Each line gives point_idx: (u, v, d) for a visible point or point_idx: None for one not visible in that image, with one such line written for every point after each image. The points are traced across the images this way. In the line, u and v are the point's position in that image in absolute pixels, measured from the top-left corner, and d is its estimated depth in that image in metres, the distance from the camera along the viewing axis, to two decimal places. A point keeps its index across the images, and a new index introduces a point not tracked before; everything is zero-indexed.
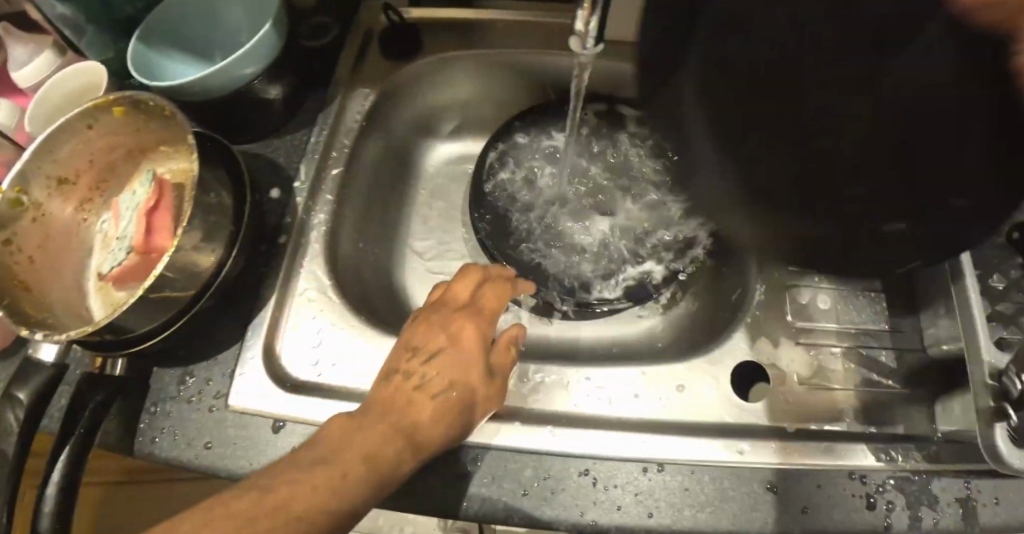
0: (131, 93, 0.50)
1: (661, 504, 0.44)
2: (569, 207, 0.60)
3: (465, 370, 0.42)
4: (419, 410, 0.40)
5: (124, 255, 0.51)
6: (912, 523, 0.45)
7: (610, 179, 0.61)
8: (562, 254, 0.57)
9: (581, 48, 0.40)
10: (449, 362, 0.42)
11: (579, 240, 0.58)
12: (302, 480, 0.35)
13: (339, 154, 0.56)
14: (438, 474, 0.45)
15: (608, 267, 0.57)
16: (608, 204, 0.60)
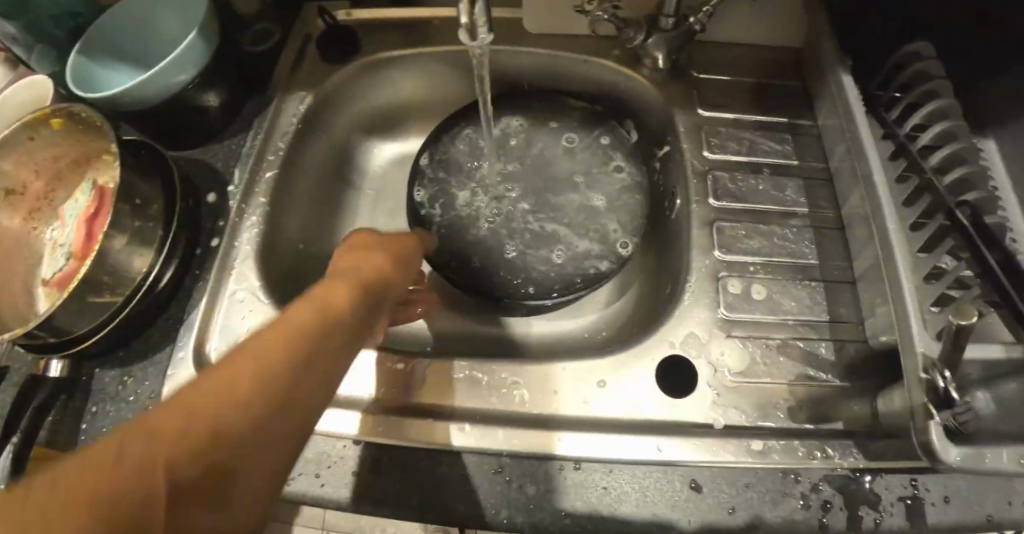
0: (65, 105, 0.51)
1: (579, 502, 0.43)
2: (511, 199, 0.59)
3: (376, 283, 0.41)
4: (337, 301, 0.36)
5: (64, 261, 0.53)
6: (852, 523, 0.43)
7: (553, 169, 0.60)
8: (504, 247, 0.56)
9: (472, 40, 0.40)
10: (351, 274, 0.40)
11: (523, 231, 0.57)
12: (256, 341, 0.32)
13: (274, 157, 0.57)
14: (350, 471, 0.45)
15: (554, 256, 0.55)
16: (551, 192, 0.58)
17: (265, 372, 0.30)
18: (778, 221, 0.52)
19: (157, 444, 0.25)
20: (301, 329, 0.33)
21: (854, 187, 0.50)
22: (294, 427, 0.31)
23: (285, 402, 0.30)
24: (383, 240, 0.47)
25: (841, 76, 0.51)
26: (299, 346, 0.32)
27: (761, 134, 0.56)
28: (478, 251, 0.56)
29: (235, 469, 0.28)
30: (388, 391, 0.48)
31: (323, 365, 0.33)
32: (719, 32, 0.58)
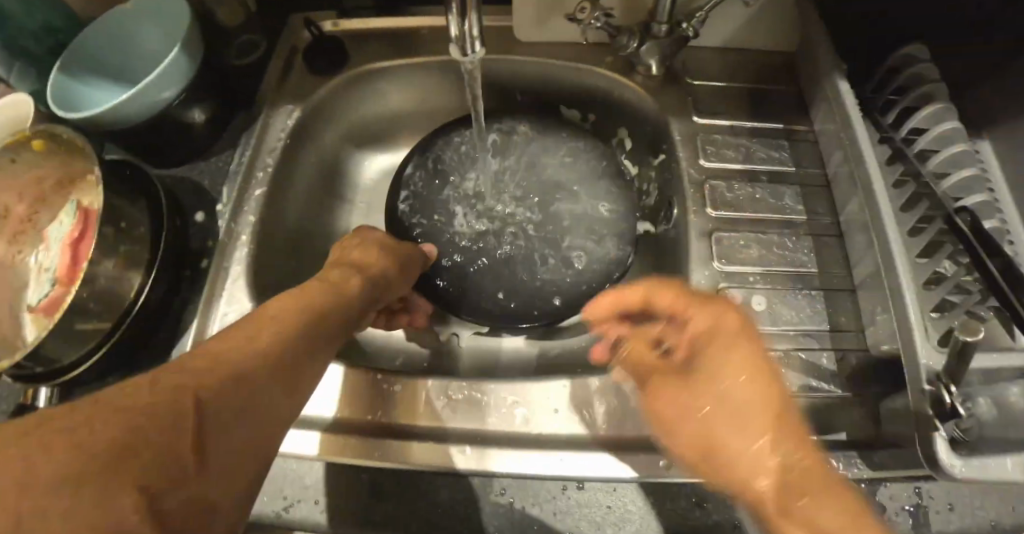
0: (46, 127, 0.50)
1: (584, 523, 0.42)
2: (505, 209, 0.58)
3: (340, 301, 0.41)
4: (293, 308, 0.37)
5: (50, 287, 0.52)
6: None
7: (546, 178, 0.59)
8: (500, 258, 0.55)
9: (463, 56, 0.39)
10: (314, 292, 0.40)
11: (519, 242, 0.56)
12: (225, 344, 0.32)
13: (262, 174, 0.55)
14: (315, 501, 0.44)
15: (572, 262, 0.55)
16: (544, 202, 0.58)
17: (236, 374, 0.30)
18: (776, 230, 0.52)
19: (137, 423, 0.25)
20: (265, 346, 0.33)
21: (854, 194, 0.49)
22: (264, 419, 0.31)
23: (250, 401, 0.30)
24: (352, 254, 0.47)
25: (836, 80, 0.51)
26: (258, 355, 0.32)
27: (758, 141, 0.55)
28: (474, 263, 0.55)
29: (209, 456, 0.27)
30: (383, 413, 0.47)
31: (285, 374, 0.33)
32: (713, 36, 0.58)
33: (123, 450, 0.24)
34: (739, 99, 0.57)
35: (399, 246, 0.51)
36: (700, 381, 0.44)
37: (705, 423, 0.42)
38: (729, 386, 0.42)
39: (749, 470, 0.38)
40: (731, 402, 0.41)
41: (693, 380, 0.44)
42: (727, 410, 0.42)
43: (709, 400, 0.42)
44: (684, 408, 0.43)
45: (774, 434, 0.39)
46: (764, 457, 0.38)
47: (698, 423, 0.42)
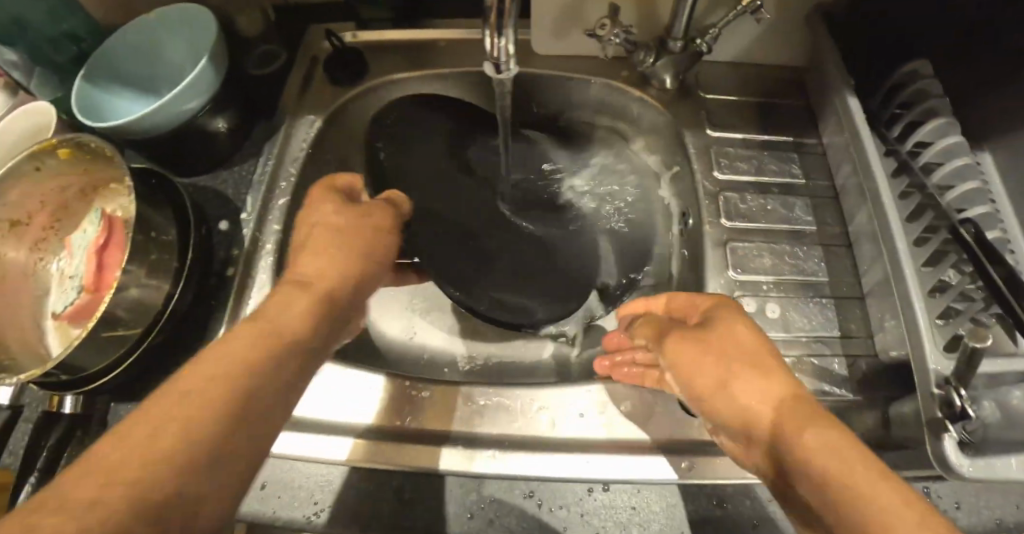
0: (72, 136, 0.51)
1: (609, 524, 0.44)
2: (503, 224, 0.62)
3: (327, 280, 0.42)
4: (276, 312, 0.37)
5: (76, 294, 0.53)
6: None
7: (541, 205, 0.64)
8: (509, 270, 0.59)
9: (497, 72, 0.41)
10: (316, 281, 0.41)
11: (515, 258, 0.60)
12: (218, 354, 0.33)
13: (286, 184, 0.56)
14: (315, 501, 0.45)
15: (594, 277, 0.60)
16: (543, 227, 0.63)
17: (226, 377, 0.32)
18: (788, 239, 0.54)
19: (183, 441, 0.28)
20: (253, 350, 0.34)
21: (863, 205, 0.51)
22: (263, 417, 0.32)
23: (274, 393, 0.34)
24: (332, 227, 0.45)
25: (846, 97, 0.52)
26: (268, 344, 0.35)
27: (768, 154, 0.57)
28: (476, 271, 0.59)
29: (248, 450, 0.31)
30: (412, 420, 0.48)
31: (298, 357, 0.36)
32: (724, 51, 0.60)
33: (178, 465, 0.28)
34: (750, 113, 0.59)
35: (367, 208, 0.48)
36: (712, 338, 0.40)
37: (730, 395, 0.37)
38: (735, 332, 0.39)
39: (753, 426, 0.36)
40: (695, 353, 0.39)
41: (707, 335, 0.40)
42: (710, 375, 0.38)
43: (701, 350, 0.39)
44: (694, 382, 0.39)
45: (754, 397, 0.36)
46: (764, 421, 0.35)
47: (678, 371, 0.40)
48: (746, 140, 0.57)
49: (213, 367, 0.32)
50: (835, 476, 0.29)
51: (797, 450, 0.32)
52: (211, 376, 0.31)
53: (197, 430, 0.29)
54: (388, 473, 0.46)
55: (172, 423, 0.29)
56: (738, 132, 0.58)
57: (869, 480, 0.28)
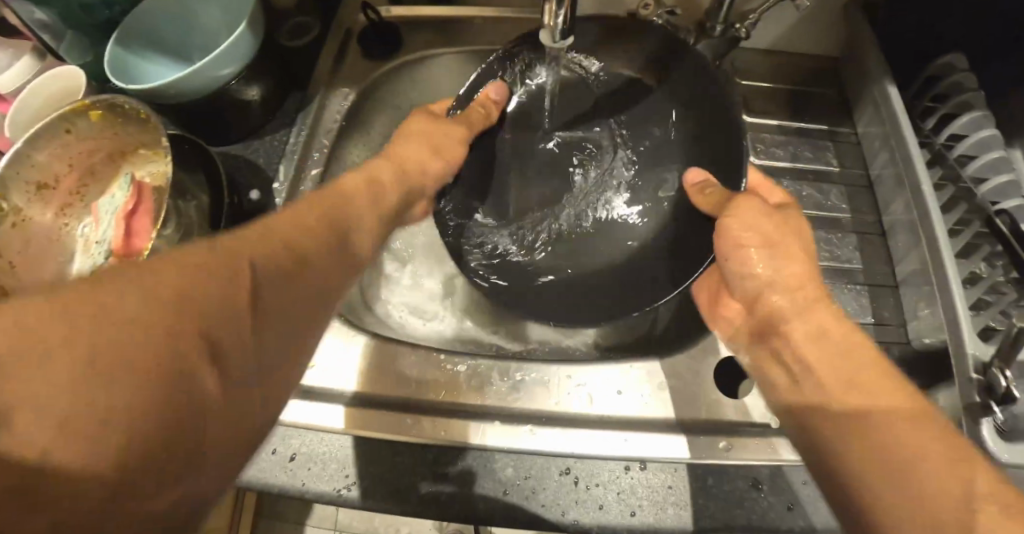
0: (107, 97, 0.50)
1: (645, 503, 0.43)
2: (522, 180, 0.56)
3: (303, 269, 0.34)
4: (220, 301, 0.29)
5: (105, 259, 0.52)
6: None
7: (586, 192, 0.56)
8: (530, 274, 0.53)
9: (553, 42, 0.40)
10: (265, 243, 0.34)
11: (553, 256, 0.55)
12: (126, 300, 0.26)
13: (319, 154, 0.56)
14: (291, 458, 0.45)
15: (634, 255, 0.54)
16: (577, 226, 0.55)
17: (115, 366, 0.24)
18: (820, 226, 0.54)
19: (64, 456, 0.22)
20: (171, 313, 0.26)
21: (899, 194, 0.51)
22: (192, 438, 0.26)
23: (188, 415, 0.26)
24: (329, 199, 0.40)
25: (885, 84, 0.53)
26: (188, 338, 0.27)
27: (803, 141, 0.57)
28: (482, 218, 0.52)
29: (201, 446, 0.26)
30: (447, 392, 0.48)
31: (269, 342, 0.31)
32: (761, 38, 0.59)
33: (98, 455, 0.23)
34: (784, 101, 0.59)
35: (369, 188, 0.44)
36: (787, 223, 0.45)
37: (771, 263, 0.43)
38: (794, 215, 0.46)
39: (760, 298, 0.44)
40: (766, 250, 0.43)
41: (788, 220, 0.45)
42: (758, 242, 0.44)
43: (768, 226, 0.44)
44: (739, 243, 0.44)
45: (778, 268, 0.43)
46: (787, 301, 0.42)
47: (736, 230, 0.44)
48: (780, 125, 0.57)
49: (125, 308, 0.25)
50: (848, 381, 0.37)
51: (817, 351, 0.39)
52: (141, 324, 0.25)
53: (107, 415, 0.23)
54: (426, 446, 0.45)
55: (40, 324, 0.24)
56: (772, 119, 0.58)
57: (877, 394, 0.35)
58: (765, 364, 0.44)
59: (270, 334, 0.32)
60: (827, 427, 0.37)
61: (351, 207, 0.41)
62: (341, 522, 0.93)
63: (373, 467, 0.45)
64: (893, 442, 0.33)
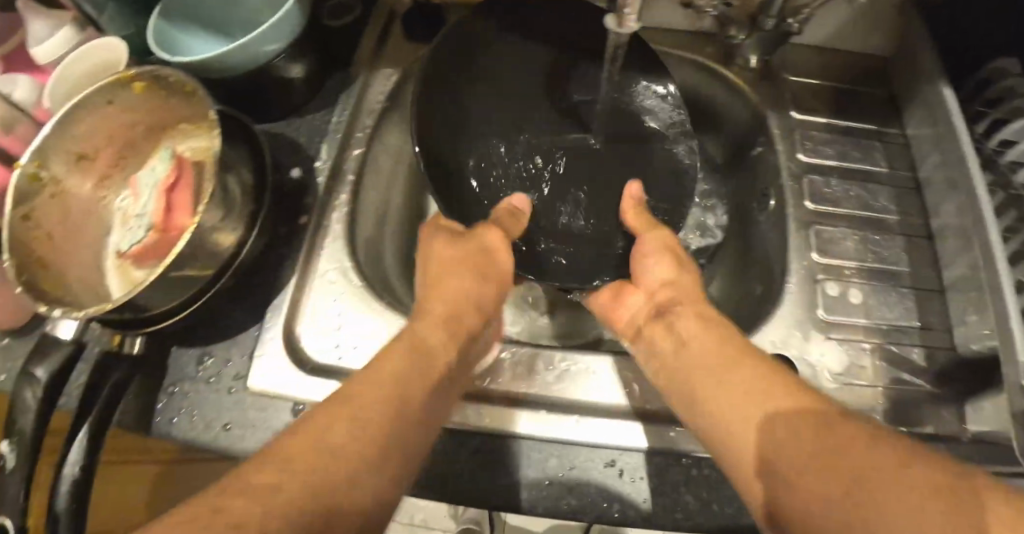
0: (152, 68, 0.49)
1: (688, 499, 0.43)
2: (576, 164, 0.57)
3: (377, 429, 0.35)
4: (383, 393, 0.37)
5: (144, 233, 0.51)
6: None
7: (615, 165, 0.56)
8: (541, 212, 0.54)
9: (619, 26, 0.40)
10: (342, 401, 0.36)
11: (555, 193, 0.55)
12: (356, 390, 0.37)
13: (361, 136, 0.56)
14: None
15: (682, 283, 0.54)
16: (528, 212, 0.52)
17: (345, 436, 0.34)
18: (867, 227, 0.53)
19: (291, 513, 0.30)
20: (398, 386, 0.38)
21: (950, 198, 0.51)
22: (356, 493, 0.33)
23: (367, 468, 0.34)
24: (399, 355, 0.40)
25: (939, 86, 0.52)
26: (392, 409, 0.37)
27: (851, 140, 0.56)
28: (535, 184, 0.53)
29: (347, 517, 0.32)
30: (492, 379, 0.47)
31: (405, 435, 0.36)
32: (811, 34, 0.59)
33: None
34: (832, 98, 0.58)
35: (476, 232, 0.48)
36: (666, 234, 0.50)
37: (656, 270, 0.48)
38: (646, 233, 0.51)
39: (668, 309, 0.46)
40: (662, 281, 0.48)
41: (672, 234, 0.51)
42: (662, 250, 0.49)
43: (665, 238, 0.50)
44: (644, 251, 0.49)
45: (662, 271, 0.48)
46: (674, 295, 0.47)
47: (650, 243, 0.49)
48: (828, 123, 0.57)
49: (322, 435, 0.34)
50: (799, 441, 0.33)
51: (702, 338, 0.42)
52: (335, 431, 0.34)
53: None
54: (469, 432, 0.45)
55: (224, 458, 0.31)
56: (820, 116, 0.57)
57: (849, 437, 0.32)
58: (652, 338, 0.45)
59: (356, 480, 0.33)
60: (779, 444, 0.34)
61: (435, 358, 0.41)
62: None
63: None
64: (883, 492, 0.28)
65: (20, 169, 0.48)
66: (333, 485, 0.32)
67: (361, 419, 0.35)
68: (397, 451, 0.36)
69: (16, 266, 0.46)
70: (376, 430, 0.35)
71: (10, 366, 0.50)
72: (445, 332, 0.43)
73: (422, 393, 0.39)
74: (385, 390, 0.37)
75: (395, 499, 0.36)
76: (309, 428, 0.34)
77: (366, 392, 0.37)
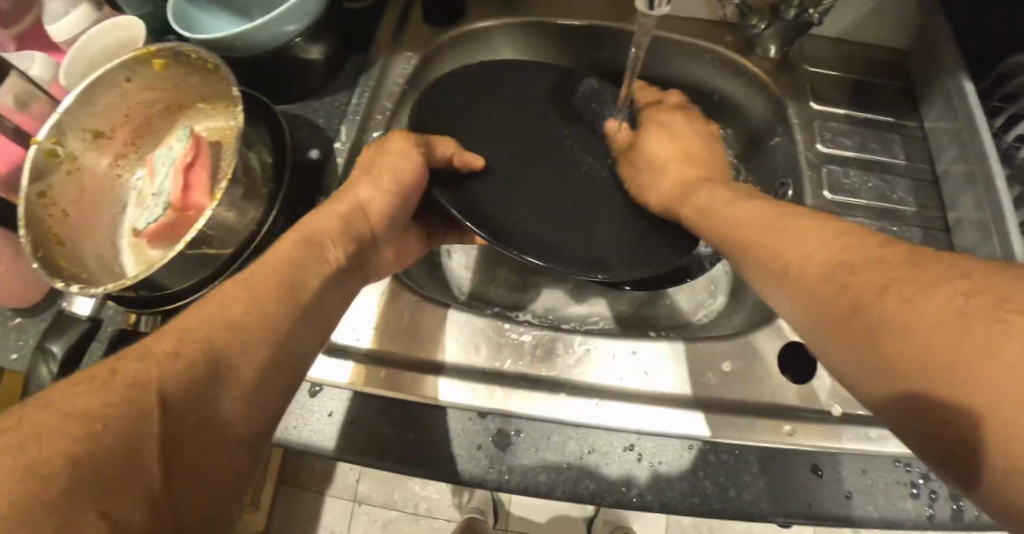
0: (172, 45, 0.48)
1: (707, 484, 0.43)
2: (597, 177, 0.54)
3: (262, 323, 0.33)
4: (265, 290, 0.35)
5: (161, 211, 0.51)
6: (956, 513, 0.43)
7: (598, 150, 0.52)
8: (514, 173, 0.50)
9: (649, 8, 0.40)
10: (207, 310, 0.33)
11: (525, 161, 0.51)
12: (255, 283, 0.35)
13: (380, 118, 0.56)
14: (347, 420, 0.45)
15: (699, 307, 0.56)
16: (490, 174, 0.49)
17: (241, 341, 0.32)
18: (886, 218, 0.53)
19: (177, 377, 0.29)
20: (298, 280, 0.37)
21: (969, 191, 0.51)
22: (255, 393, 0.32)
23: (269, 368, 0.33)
24: (269, 266, 0.37)
25: (961, 80, 0.52)
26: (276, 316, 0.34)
27: (870, 132, 0.56)
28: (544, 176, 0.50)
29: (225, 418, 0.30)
30: (512, 362, 0.47)
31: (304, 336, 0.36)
32: (832, 26, 0.59)
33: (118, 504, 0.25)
34: (851, 91, 0.58)
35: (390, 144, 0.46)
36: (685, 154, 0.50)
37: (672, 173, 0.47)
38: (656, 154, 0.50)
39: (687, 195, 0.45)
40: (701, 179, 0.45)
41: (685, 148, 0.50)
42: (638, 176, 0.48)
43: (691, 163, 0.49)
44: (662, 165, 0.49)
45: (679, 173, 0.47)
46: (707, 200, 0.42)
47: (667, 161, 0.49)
48: (848, 115, 0.57)
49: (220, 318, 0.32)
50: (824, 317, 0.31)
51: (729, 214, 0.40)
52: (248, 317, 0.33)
53: (93, 448, 0.25)
54: (488, 415, 0.45)
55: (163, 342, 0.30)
56: (840, 108, 0.57)
57: (902, 279, 0.26)
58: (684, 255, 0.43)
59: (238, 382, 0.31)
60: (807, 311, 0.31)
61: (325, 253, 0.40)
62: (362, 493, 0.95)
63: (430, 432, 0.45)
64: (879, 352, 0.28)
65: (37, 145, 0.48)
66: (226, 356, 0.31)
67: (239, 309, 0.33)
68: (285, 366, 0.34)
69: (33, 242, 0.45)
70: (258, 331, 0.33)
71: (26, 343, 0.50)
72: (339, 220, 0.43)
73: (310, 287, 0.38)
74: (267, 287, 0.35)
75: (280, 396, 0.33)
76: (194, 315, 0.32)
77: (240, 288, 0.34)
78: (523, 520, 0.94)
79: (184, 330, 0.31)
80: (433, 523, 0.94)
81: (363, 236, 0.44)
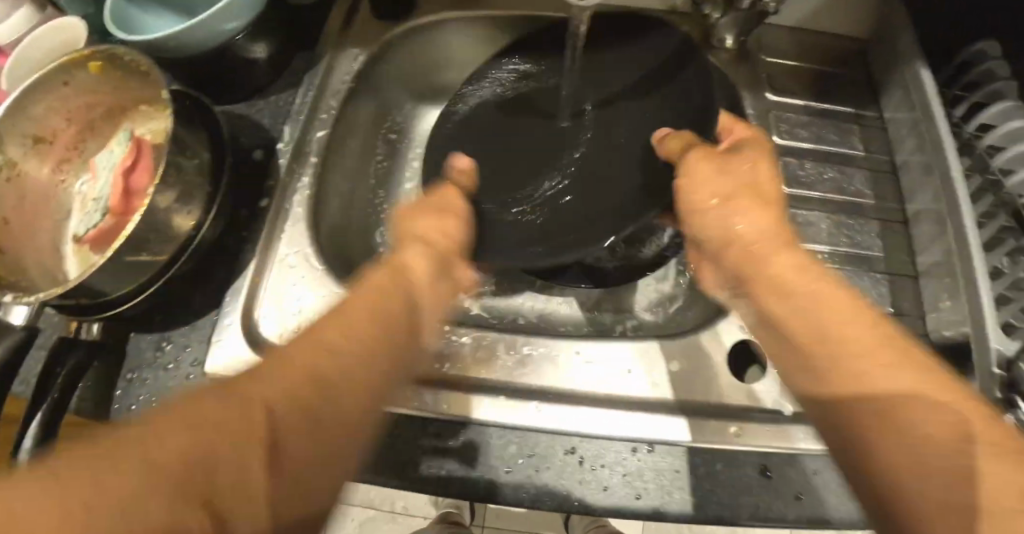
0: (107, 47, 0.47)
1: (651, 486, 0.42)
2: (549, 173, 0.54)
3: (361, 384, 0.34)
4: (316, 352, 0.33)
5: (101, 217, 0.50)
6: None
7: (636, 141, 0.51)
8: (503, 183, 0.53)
9: None
10: (312, 340, 0.34)
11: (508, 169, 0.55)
12: (319, 334, 0.35)
13: (326, 116, 0.54)
14: None
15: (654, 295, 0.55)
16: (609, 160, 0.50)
17: (300, 405, 0.31)
18: (844, 212, 0.52)
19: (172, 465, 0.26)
20: (370, 325, 0.36)
21: (925, 182, 0.50)
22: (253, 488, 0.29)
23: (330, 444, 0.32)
24: None
25: (916, 68, 0.51)
26: (341, 369, 0.33)
27: (827, 123, 0.55)
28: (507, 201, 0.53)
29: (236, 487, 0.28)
30: (453, 365, 0.47)
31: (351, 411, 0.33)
32: (789, 14, 0.57)
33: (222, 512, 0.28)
34: (809, 80, 0.57)
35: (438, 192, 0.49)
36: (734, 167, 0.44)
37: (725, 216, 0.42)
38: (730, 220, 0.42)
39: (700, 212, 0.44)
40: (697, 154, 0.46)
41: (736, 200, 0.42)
42: (704, 189, 0.43)
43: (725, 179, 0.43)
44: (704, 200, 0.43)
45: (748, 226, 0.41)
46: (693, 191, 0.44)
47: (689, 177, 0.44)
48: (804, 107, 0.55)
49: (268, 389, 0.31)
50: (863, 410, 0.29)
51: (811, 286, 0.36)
52: (303, 402, 0.31)
53: None
54: (428, 419, 0.44)
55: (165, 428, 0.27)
56: (795, 101, 0.56)
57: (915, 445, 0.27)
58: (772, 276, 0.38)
59: (269, 470, 0.30)
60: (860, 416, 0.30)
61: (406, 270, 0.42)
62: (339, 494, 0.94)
63: None
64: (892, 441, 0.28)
65: None
66: (291, 435, 0.30)
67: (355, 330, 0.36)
68: (332, 451, 0.31)
69: None
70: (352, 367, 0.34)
71: None
72: (428, 267, 0.44)
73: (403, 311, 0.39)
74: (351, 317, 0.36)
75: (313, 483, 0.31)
76: (273, 366, 0.32)
77: None
78: (500, 516, 0.94)
79: (296, 360, 0.32)
80: (410, 521, 0.93)
81: (445, 261, 0.46)
